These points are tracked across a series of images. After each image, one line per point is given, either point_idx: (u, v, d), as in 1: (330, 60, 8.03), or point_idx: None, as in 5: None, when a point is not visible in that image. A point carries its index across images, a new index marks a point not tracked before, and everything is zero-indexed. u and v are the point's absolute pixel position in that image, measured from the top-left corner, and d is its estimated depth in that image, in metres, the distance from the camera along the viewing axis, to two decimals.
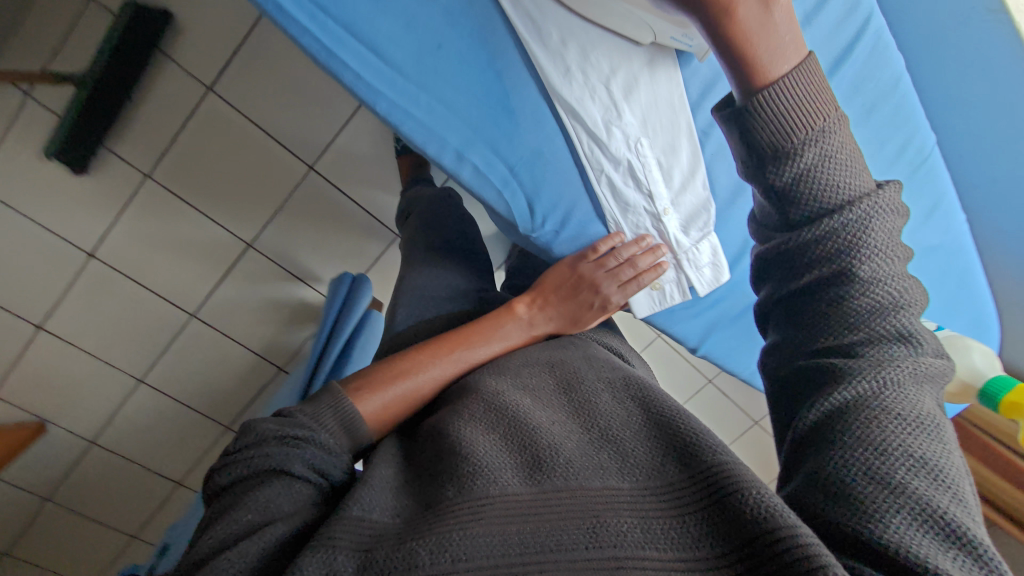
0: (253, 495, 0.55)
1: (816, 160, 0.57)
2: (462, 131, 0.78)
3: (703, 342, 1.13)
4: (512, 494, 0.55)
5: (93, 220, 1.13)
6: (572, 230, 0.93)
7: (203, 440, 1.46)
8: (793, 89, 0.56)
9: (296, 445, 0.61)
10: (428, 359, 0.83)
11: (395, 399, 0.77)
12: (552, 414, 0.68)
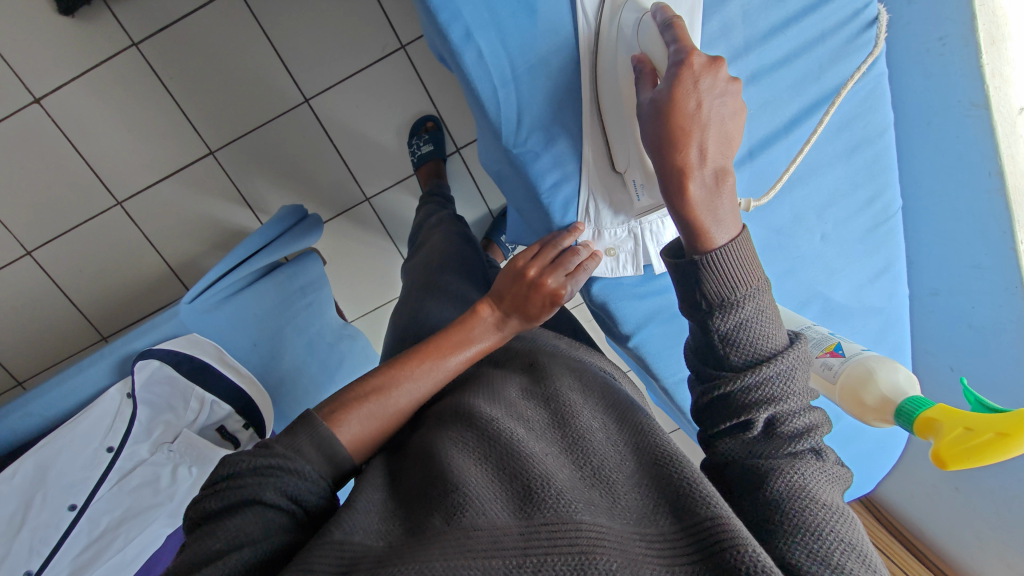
0: (220, 532, 0.41)
1: (750, 318, 0.47)
2: (481, 8, 0.58)
3: (639, 333, 0.79)
4: (503, 526, 0.39)
5: (63, 68, 1.08)
6: (548, 168, 0.67)
7: (63, 350, 1.25)
8: (729, 264, 0.48)
9: (272, 465, 0.46)
10: (401, 375, 0.58)
11: (367, 426, 0.54)
12: (546, 431, 0.50)
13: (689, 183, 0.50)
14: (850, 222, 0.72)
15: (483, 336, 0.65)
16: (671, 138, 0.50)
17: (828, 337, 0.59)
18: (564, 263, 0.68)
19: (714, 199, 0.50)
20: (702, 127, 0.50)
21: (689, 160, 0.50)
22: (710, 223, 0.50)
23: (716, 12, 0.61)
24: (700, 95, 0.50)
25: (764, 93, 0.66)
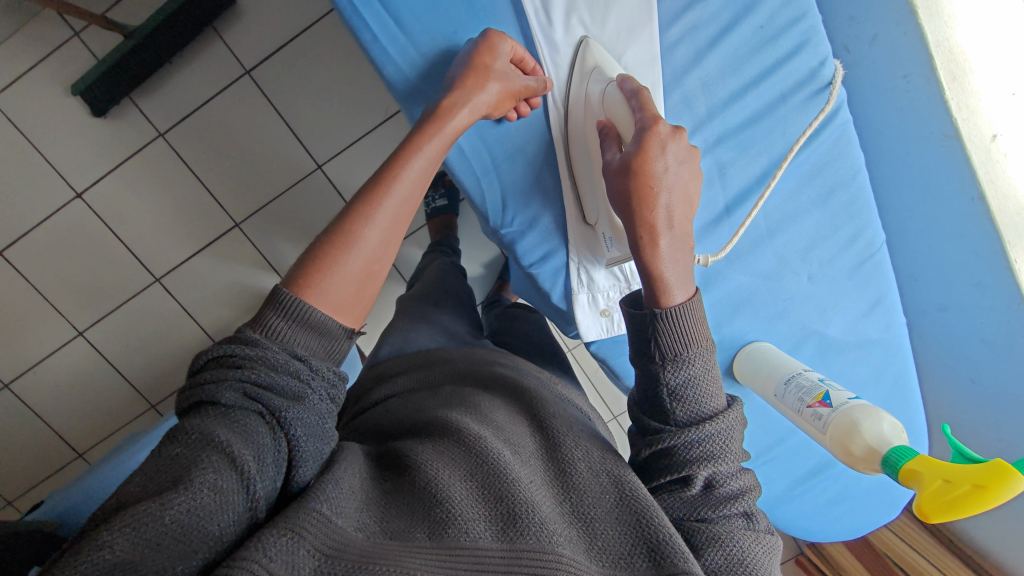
0: (203, 445, 0.37)
1: (697, 376, 0.50)
2: None
3: None
4: (487, 548, 0.39)
5: (97, 162, 1.14)
6: (535, 244, 0.71)
7: (115, 422, 1.28)
8: (682, 322, 0.51)
9: (280, 372, 0.42)
10: (366, 212, 0.51)
11: (350, 291, 0.49)
12: (531, 460, 0.50)
13: (657, 240, 0.55)
14: (836, 259, 0.74)
15: (432, 139, 0.56)
16: (638, 198, 0.55)
17: (818, 385, 0.62)
18: (507, 79, 0.60)
19: (677, 257, 0.55)
20: (665, 191, 0.55)
21: (658, 221, 0.55)
22: (671, 280, 0.54)
23: (673, 88, 0.66)
24: (667, 160, 0.55)
25: (732, 152, 0.69)
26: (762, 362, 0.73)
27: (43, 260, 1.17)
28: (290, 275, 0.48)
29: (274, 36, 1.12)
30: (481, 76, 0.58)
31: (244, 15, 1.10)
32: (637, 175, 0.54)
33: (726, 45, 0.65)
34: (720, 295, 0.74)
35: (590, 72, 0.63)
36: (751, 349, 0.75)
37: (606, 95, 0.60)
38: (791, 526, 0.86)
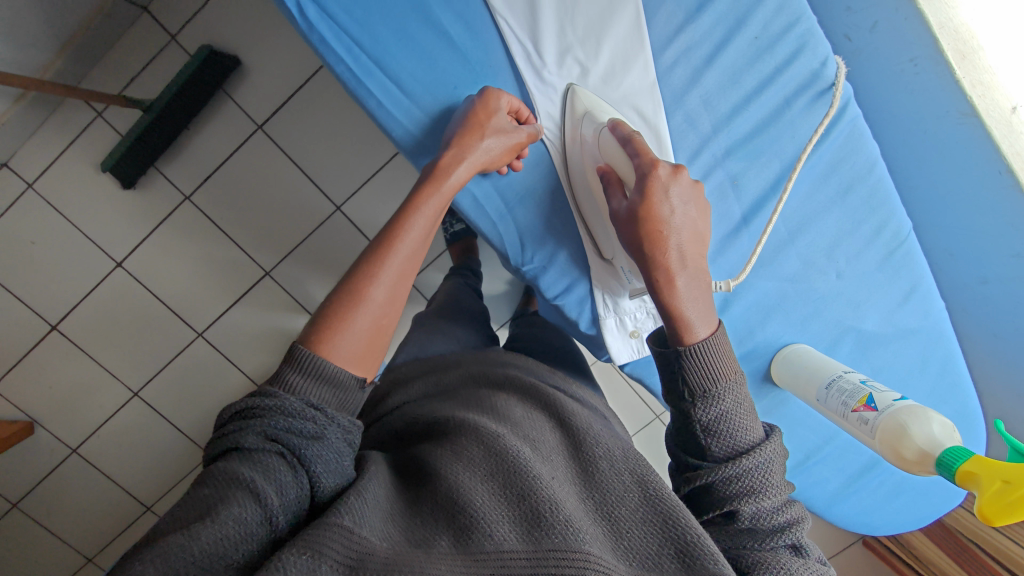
0: (229, 483, 0.39)
1: (730, 410, 0.51)
2: None
3: None
4: (513, 550, 0.40)
5: (129, 232, 1.16)
6: (557, 278, 0.73)
7: (177, 474, 1.31)
8: (709, 358, 0.52)
9: (300, 423, 0.45)
10: (373, 269, 0.53)
11: (361, 346, 0.51)
12: (557, 462, 0.50)
13: (673, 278, 0.56)
14: (862, 254, 0.73)
15: (431, 197, 0.58)
16: (650, 241, 0.56)
17: (861, 388, 0.61)
18: (504, 133, 0.62)
19: (694, 294, 0.56)
20: (675, 233, 0.56)
21: (672, 262, 0.56)
22: (691, 317, 0.55)
23: (673, 111, 0.67)
24: (672, 203, 0.56)
25: (741, 163, 0.69)
26: (800, 367, 0.72)
27: (95, 333, 1.20)
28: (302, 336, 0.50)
29: (282, 87, 1.11)
30: (480, 133, 0.60)
31: (251, 71, 1.10)
32: (643, 219, 0.56)
33: (723, 60, 0.66)
34: (748, 304, 0.74)
35: (581, 119, 0.65)
36: (788, 353, 0.75)
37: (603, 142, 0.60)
38: (853, 524, 0.86)
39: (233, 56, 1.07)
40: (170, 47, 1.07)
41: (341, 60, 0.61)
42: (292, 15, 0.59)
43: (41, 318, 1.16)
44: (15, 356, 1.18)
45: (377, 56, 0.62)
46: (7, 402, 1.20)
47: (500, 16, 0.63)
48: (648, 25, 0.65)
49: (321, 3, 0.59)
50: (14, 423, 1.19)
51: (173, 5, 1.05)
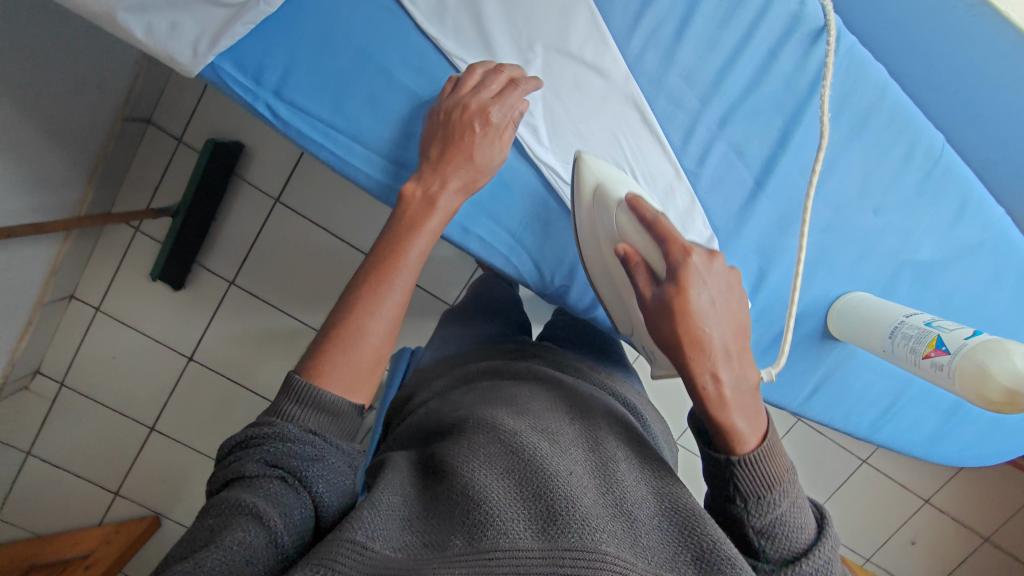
0: (233, 510, 0.38)
1: (795, 521, 0.40)
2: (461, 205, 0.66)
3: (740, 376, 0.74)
4: (528, 549, 0.37)
5: (191, 327, 1.22)
6: (583, 291, 0.72)
7: None
8: (758, 467, 0.41)
9: (303, 446, 0.44)
10: (364, 302, 0.52)
11: (357, 379, 0.50)
12: (573, 452, 0.47)
13: (718, 383, 0.43)
14: (898, 181, 0.68)
15: (430, 218, 0.57)
16: (688, 340, 0.44)
17: (927, 330, 0.57)
18: (483, 146, 0.58)
19: (745, 398, 0.44)
20: (706, 323, 0.44)
21: (718, 362, 0.44)
22: (744, 428, 0.43)
23: (652, 98, 0.65)
24: (709, 290, 0.44)
25: (741, 128, 0.66)
26: (858, 320, 0.68)
27: (186, 425, 1.27)
28: (308, 358, 0.50)
29: (287, 158, 1.15)
30: (462, 114, 0.57)
31: (255, 152, 1.14)
32: (674, 313, 0.45)
33: (694, 30, 0.63)
34: (788, 267, 0.70)
35: (593, 194, 0.61)
36: (842, 306, 0.70)
37: (625, 226, 0.54)
38: (961, 460, 0.81)
39: (236, 140, 1.11)
40: (180, 150, 1.12)
41: (321, 147, 0.63)
42: (268, 121, 0.62)
43: (139, 422, 1.25)
44: (126, 461, 1.27)
45: (353, 132, 0.64)
46: (129, 503, 1.29)
47: (455, 55, 0.62)
48: (606, 21, 0.63)
49: (290, 99, 0.62)
50: (141, 520, 1.29)
51: (173, 112, 1.10)
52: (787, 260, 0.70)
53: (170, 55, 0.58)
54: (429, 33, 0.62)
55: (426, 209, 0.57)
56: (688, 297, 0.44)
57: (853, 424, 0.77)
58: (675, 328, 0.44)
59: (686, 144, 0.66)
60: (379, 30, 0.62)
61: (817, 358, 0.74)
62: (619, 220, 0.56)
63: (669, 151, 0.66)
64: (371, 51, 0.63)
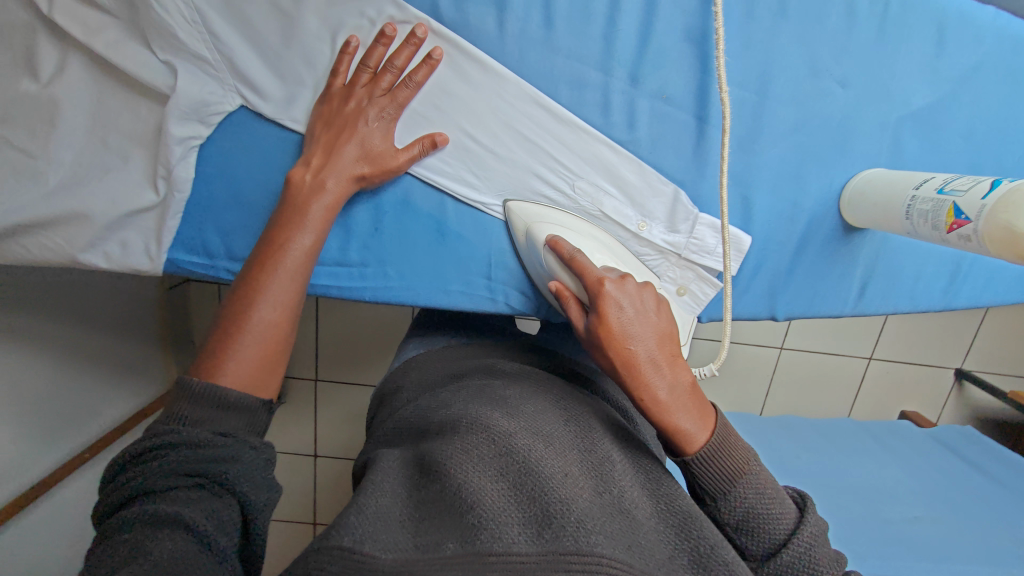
0: (158, 523, 0.40)
1: (754, 503, 0.46)
2: (428, 276, 0.66)
3: (787, 305, 0.69)
4: (524, 554, 0.37)
5: (303, 431, 1.33)
6: None
7: None
8: (715, 463, 0.47)
9: (214, 450, 0.45)
10: (254, 292, 0.52)
11: (252, 369, 0.50)
12: (565, 442, 0.46)
13: (654, 390, 0.48)
14: (855, 38, 0.59)
15: (317, 202, 0.57)
16: (623, 363, 0.49)
17: (942, 200, 0.51)
18: (367, 140, 0.58)
19: (683, 398, 0.48)
20: (639, 343, 0.49)
21: (650, 375, 0.49)
22: (689, 427, 0.48)
23: (554, 91, 0.61)
24: (627, 311, 0.51)
25: (655, 76, 0.60)
26: (869, 209, 0.61)
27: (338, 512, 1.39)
28: (202, 355, 0.50)
29: None
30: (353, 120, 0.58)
31: None
32: (608, 344, 0.50)
33: (561, 7, 0.58)
34: (773, 184, 0.64)
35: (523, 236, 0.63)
36: (850, 195, 0.63)
37: (551, 266, 0.59)
38: None
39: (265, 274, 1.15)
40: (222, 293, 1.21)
41: None
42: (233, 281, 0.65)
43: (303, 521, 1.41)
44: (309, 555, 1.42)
45: None
46: None
47: None
48: (474, 42, 0.59)
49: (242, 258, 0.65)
50: None
51: None
52: (772, 175, 0.64)
53: (133, 267, 0.65)
54: None
55: (313, 196, 0.57)
56: (613, 325, 0.50)
57: (924, 300, 0.70)
58: (612, 357, 0.50)
59: (608, 119, 0.62)
60: (280, 159, 0.63)
61: (850, 255, 0.68)
62: (545, 261, 0.60)
63: (597, 133, 0.62)
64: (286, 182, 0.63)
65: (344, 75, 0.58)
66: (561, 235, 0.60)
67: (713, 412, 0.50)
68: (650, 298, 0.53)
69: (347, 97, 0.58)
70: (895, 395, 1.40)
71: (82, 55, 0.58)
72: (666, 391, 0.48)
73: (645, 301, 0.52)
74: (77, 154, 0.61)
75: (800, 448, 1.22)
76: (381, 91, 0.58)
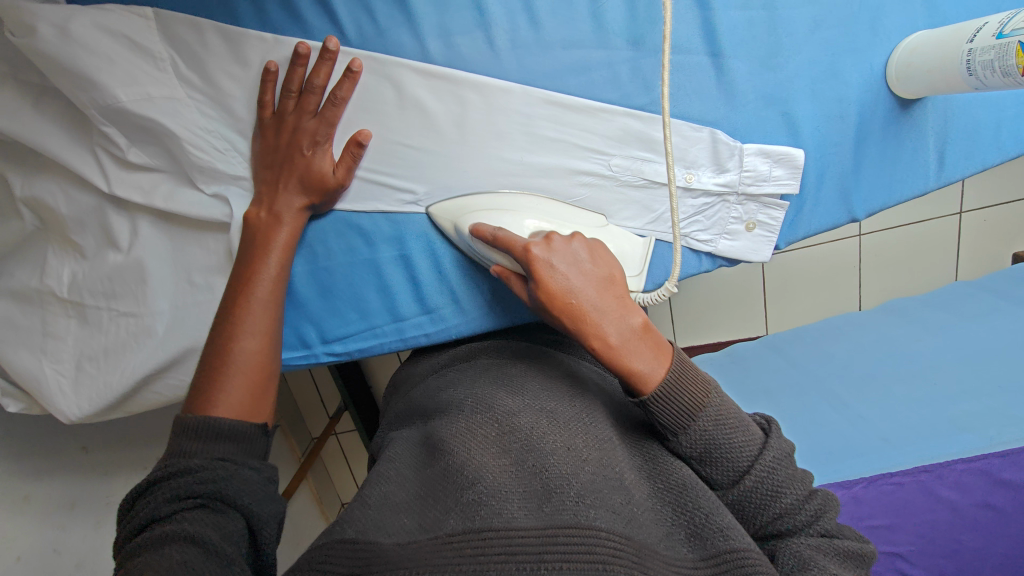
0: (163, 541, 0.42)
1: (714, 431, 0.44)
2: (498, 297, 0.67)
3: (866, 203, 0.67)
4: (521, 527, 0.36)
5: None
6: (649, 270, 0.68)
7: None
8: (669, 400, 0.44)
9: (211, 472, 0.47)
10: (234, 326, 0.57)
11: (243, 394, 0.54)
12: (565, 416, 0.45)
13: (605, 336, 0.46)
14: None
15: (278, 233, 0.61)
16: (570, 319, 0.47)
17: (1006, 44, 0.50)
18: (306, 169, 0.60)
19: (635, 340, 0.46)
20: (581, 296, 0.47)
21: (600, 326, 0.46)
22: (644, 368, 0.45)
23: (562, 83, 0.61)
24: (559, 270, 0.48)
25: (655, 31, 0.60)
26: (923, 78, 0.58)
27: None
28: (194, 384, 0.55)
29: None
30: (305, 151, 0.59)
31: None
32: (551, 307, 0.48)
33: (541, 2, 0.58)
34: (811, 89, 0.62)
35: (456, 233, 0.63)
36: (898, 71, 0.61)
37: (483, 251, 0.58)
38: None
39: None
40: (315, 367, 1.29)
41: (380, 344, 0.69)
42: (334, 359, 0.71)
43: None
44: None
45: (388, 314, 0.68)
46: None
47: (397, 208, 0.65)
48: (473, 69, 0.60)
49: (334, 337, 0.69)
50: None
51: None
52: (805, 81, 0.62)
53: None
54: (369, 209, 0.65)
55: (261, 218, 0.61)
56: (549, 287, 0.47)
57: (1011, 146, 0.66)
58: (561, 319, 0.48)
59: (623, 91, 0.62)
60: (337, 239, 0.66)
61: (917, 130, 0.65)
62: (478, 248, 0.59)
63: (615, 107, 0.62)
64: (351, 258, 0.67)
65: (271, 104, 0.59)
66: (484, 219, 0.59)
67: (663, 347, 0.47)
68: (581, 246, 0.50)
69: (287, 128, 0.59)
70: (997, 239, 1.24)
71: (147, 215, 0.64)
72: (621, 337, 0.46)
73: (572, 251, 0.49)
74: (171, 300, 0.67)
75: (921, 330, 1.14)
76: (308, 113, 0.58)
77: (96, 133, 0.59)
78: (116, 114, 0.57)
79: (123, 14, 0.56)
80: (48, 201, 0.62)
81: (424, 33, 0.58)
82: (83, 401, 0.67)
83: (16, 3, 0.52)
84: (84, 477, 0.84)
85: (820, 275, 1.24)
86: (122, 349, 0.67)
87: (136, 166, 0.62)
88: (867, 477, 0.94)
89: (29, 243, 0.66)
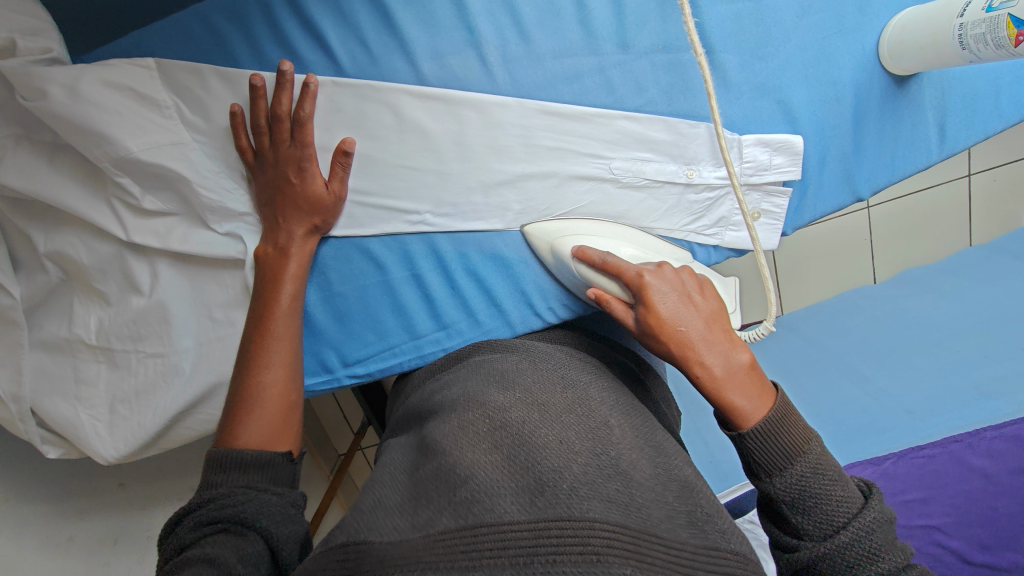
0: (186, 563, 0.44)
1: (810, 480, 0.44)
2: (511, 309, 0.69)
3: (871, 183, 0.67)
4: (514, 521, 0.37)
5: None
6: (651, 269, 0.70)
7: None
8: (767, 438, 0.45)
9: (231, 497, 0.49)
10: (255, 358, 0.59)
11: (268, 424, 0.56)
12: (556, 410, 0.46)
13: (708, 367, 0.48)
14: None
15: (288, 264, 0.62)
16: (675, 344, 0.49)
17: (996, 17, 0.50)
18: (294, 192, 0.61)
19: (738, 374, 0.48)
20: (692, 326, 0.49)
21: (704, 352, 0.49)
22: (745, 404, 0.47)
23: (556, 92, 0.62)
24: (675, 297, 0.51)
25: (644, 32, 0.60)
26: (917, 55, 0.58)
27: None
28: (221, 415, 0.57)
29: None
30: (292, 178, 0.60)
31: None
32: (664, 333, 0.50)
33: (528, 15, 0.59)
34: (804, 75, 0.62)
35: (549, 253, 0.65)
36: (891, 49, 0.61)
37: (585, 276, 0.59)
38: None
39: None
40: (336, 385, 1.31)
41: (399, 364, 0.70)
42: (359, 382, 0.71)
43: None
44: None
45: (404, 333, 0.70)
46: None
47: (405, 229, 0.66)
48: (467, 87, 0.61)
49: (355, 359, 0.70)
50: None
51: None
52: (797, 68, 0.62)
53: None
54: (377, 233, 0.66)
55: (273, 242, 0.63)
56: (662, 313, 0.50)
57: (1013, 111, 0.66)
58: (671, 348, 0.50)
59: (616, 94, 0.62)
60: (349, 264, 0.67)
61: (915, 105, 0.65)
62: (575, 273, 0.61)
63: (611, 111, 0.63)
64: (363, 282, 0.68)
65: (248, 147, 0.61)
66: (586, 243, 0.61)
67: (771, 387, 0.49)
68: (691, 282, 0.53)
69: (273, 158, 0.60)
70: (1009, 199, 1.22)
71: (165, 258, 0.66)
72: (733, 366, 0.48)
73: (692, 285, 0.52)
74: (196, 337, 0.68)
75: (938, 298, 1.12)
76: (283, 139, 0.59)
77: (111, 184, 0.61)
78: (128, 165, 0.59)
79: (126, 68, 0.58)
80: (70, 253, 0.64)
81: (417, 57, 0.59)
82: (119, 441, 0.69)
83: (25, 68, 0.54)
84: (123, 514, 0.86)
85: (830, 251, 1.23)
86: (152, 389, 0.69)
87: (151, 212, 0.63)
88: (897, 452, 0.93)
89: (56, 294, 0.68)
